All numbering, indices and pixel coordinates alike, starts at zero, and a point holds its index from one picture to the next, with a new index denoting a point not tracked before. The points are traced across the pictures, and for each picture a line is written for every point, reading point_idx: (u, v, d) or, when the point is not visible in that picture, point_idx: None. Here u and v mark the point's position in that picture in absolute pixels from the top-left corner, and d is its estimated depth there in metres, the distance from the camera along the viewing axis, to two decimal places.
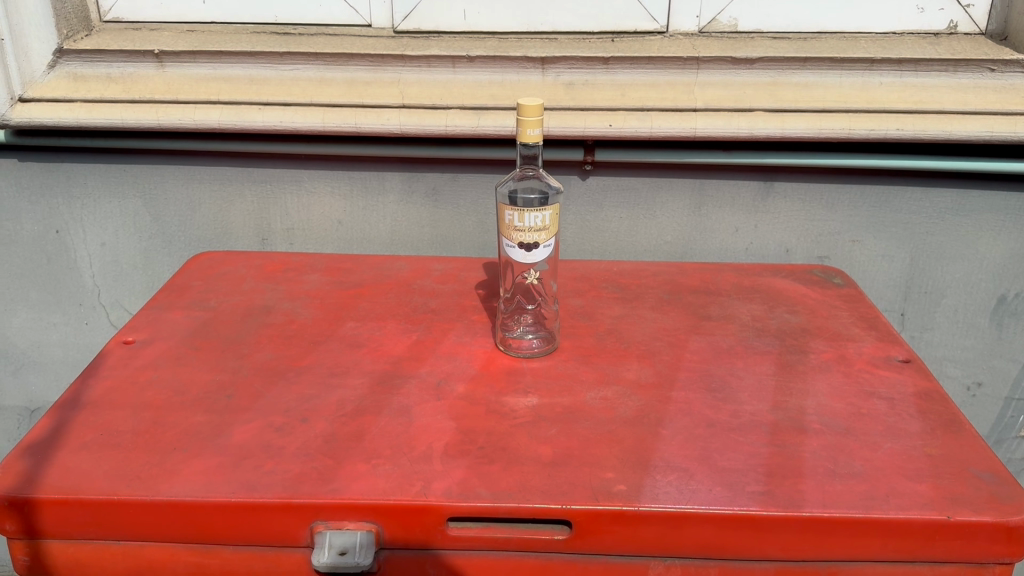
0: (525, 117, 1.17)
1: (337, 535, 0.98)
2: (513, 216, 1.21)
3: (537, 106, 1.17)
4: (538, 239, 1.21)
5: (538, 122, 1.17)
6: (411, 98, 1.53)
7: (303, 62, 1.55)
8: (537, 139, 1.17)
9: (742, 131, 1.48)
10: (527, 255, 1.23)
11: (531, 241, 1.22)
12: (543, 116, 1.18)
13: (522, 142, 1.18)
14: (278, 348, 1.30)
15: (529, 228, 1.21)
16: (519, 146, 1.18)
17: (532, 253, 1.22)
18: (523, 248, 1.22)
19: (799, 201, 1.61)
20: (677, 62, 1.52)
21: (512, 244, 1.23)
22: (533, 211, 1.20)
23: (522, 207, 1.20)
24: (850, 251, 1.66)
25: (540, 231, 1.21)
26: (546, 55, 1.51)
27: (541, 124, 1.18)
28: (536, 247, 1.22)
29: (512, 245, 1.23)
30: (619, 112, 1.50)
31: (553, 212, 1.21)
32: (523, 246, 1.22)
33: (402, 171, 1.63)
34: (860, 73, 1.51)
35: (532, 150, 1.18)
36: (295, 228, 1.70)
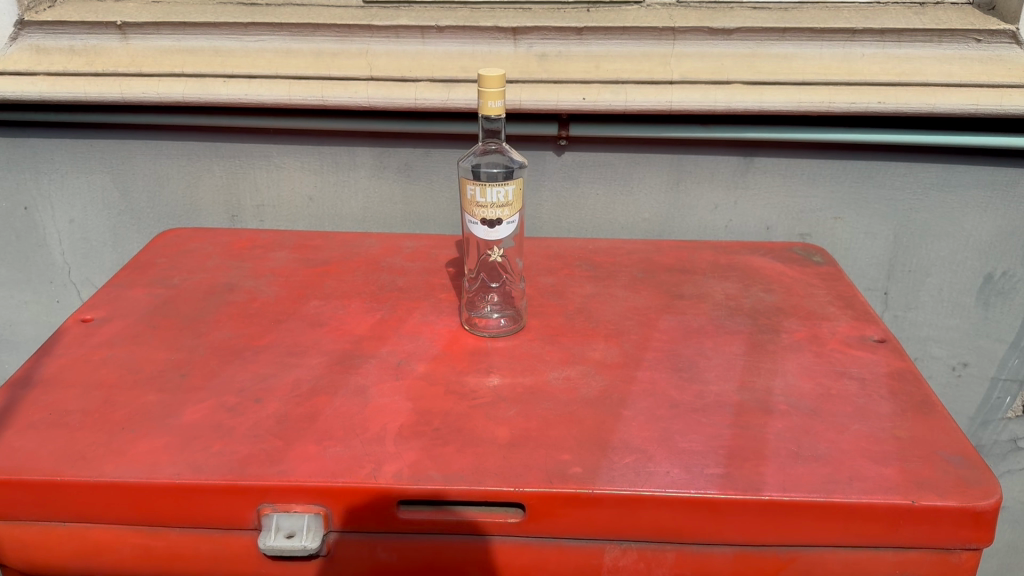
0: (486, 87, 1.13)
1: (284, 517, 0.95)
2: (474, 190, 1.17)
3: (498, 77, 1.13)
4: (501, 215, 1.18)
5: (500, 93, 1.14)
6: (380, 71, 1.49)
7: (269, 34, 1.51)
8: (500, 110, 1.14)
9: (720, 103, 1.43)
10: (490, 232, 1.19)
11: (494, 217, 1.18)
12: (505, 88, 1.14)
13: (484, 114, 1.14)
14: (237, 327, 1.27)
15: (491, 202, 1.17)
16: (481, 119, 1.14)
17: (495, 230, 1.19)
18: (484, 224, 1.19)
19: (780, 176, 1.57)
20: (653, 33, 1.47)
21: (473, 219, 1.19)
22: (495, 186, 1.16)
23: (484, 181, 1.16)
24: (832, 229, 1.62)
25: (502, 207, 1.18)
26: (518, 25, 1.47)
27: (503, 96, 1.14)
28: (498, 223, 1.19)
29: (475, 222, 1.19)
30: (593, 85, 1.46)
31: (516, 187, 1.18)
32: (486, 222, 1.19)
33: (373, 146, 1.60)
34: (842, 43, 1.46)
35: (494, 122, 1.15)
36: (265, 205, 1.67)
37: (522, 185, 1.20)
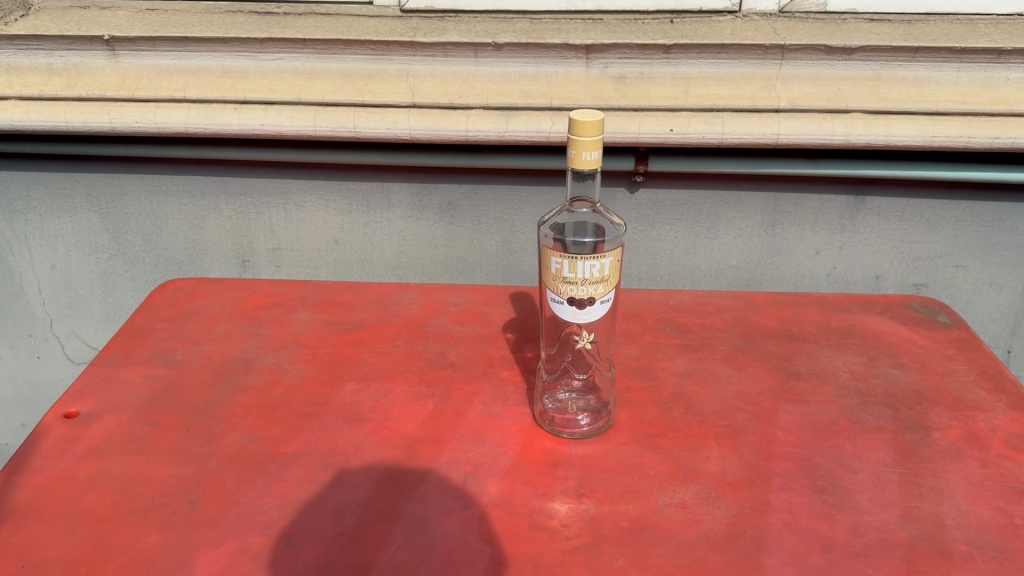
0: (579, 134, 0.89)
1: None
2: (561, 263, 0.92)
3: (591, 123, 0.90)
4: (594, 293, 0.93)
5: (597, 143, 0.90)
6: (423, 96, 1.24)
7: (289, 50, 1.24)
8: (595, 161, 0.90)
9: (837, 136, 1.19)
10: (579, 313, 0.95)
11: (584, 296, 0.94)
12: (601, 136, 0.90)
13: (575, 167, 0.91)
14: (258, 426, 1.02)
15: (581, 279, 0.92)
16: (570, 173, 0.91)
17: (585, 310, 0.95)
18: (569, 304, 0.94)
19: (894, 219, 1.33)
20: (757, 51, 1.20)
21: (557, 297, 0.95)
22: (587, 259, 0.91)
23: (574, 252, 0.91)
24: (952, 279, 1.37)
25: (596, 283, 0.93)
26: (592, 41, 1.20)
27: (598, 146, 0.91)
28: (589, 303, 0.94)
29: (561, 300, 0.95)
30: (683, 114, 1.21)
31: (614, 259, 0.93)
32: (573, 302, 0.94)
33: (411, 181, 1.34)
34: (983, 66, 1.19)
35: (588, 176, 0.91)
36: (282, 249, 1.41)
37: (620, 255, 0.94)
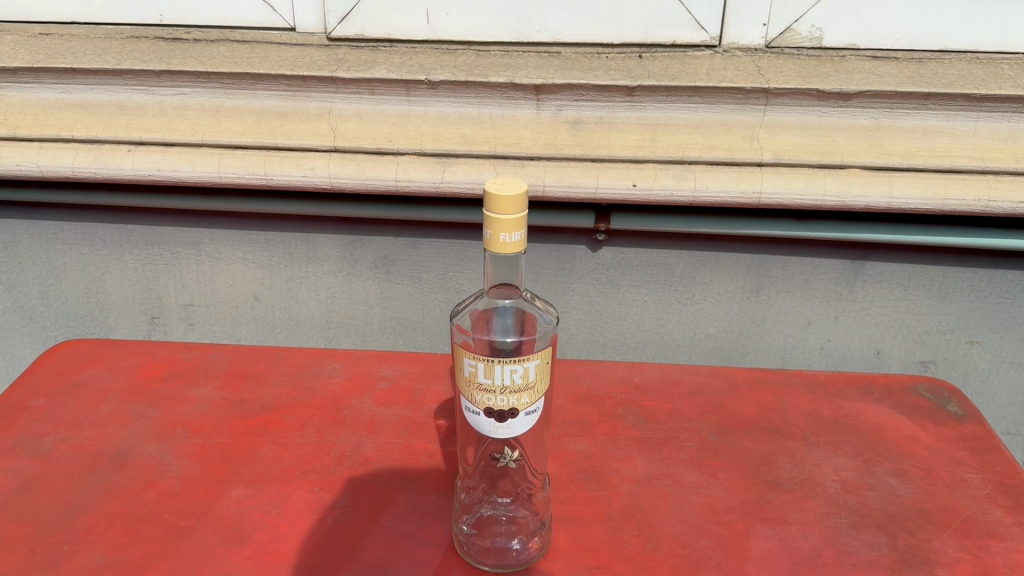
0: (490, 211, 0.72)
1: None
2: (476, 366, 0.73)
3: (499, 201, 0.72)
4: (516, 403, 0.75)
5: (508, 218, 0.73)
6: (347, 139, 1.07)
7: (191, 84, 1.06)
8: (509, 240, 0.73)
9: (830, 197, 1.02)
10: (499, 427, 0.76)
11: (504, 407, 0.75)
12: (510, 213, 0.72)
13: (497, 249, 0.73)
14: (116, 546, 0.83)
15: (501, 385, 0.74)
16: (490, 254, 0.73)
17: (506, 424, 0.76)
18: (487, 415, 0.75)
19: (899, 286, 1.14)
20: (737, 94, 1.01)
21: (472, 407, 0.76)
22: (506, 362, 0.73)
23: (492, 353, 0.72)
24: (965, 356, 1.18)
25: (518, 391, 0.74)
26: (543, 80, 1.02)
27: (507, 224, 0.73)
28: (511, 415, 0.75)
29: (477, 411, 0.76)
30: (648, 167, 1.04)
31: (542, 362, 0.74)
32: (490, 414, 0.75)
33: (339, 234, 1.16)
34: (1007, 115, 1.00)
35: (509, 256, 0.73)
36: (195, 305, 1.24)
37: (550, 356, 0.76)
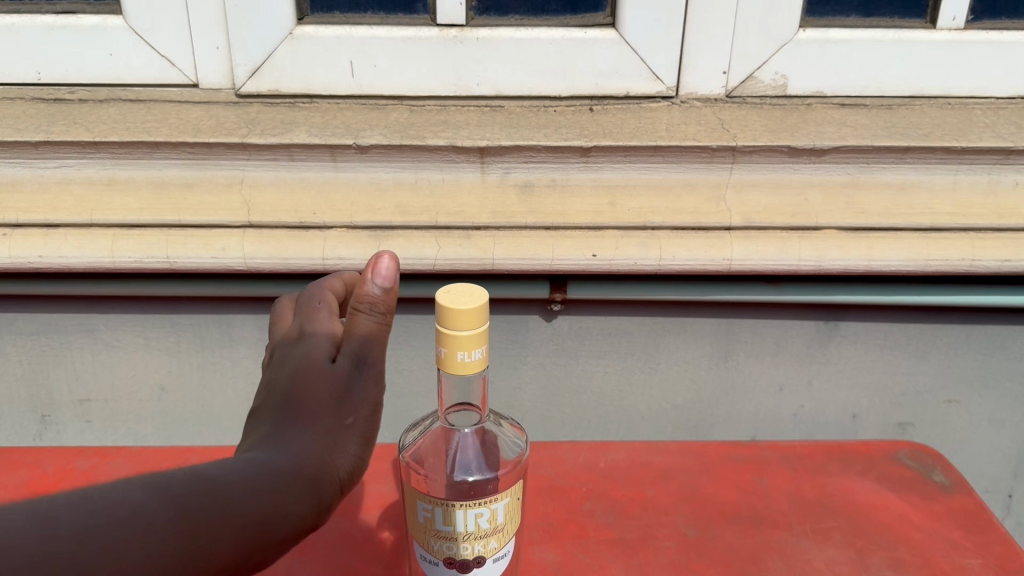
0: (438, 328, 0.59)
1: (324, 295, 0.70)
2: (433, 510, 0.61)
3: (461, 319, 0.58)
4: (481, 550, 0.63)
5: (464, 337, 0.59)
6: (262, 213, 0.93)
7: (75, 155, 0.91)
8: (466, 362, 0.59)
9: (806, 262, 0.92)
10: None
11: (468, 555, 0.63)
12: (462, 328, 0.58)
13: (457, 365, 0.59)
14: None
15: (463, 532, 0.61)
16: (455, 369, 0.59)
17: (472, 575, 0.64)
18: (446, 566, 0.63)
19: (874, 346, 1.06)
20: (702, 153, 0.92)
21: (428, 554, 0.64)
22: (469, 505, 0.60)
23: (451, 497, 0.60)
24: (943, 416, 1.11)
25: (484, 536, 0.62)
26: (487, 141, 0.91)
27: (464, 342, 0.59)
28: (476, 565, 0.63)
29: (434, 560, 0.63)
30: (608, 234, 0.93)
31: (512, 500, 0.62)
32: (451, 564, 0.63)
33: (259, 314, 1.02)
34: (988, 167, 0.94)
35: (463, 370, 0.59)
36: (93, 399, 1.08)
37: (520, 490, 0.64)
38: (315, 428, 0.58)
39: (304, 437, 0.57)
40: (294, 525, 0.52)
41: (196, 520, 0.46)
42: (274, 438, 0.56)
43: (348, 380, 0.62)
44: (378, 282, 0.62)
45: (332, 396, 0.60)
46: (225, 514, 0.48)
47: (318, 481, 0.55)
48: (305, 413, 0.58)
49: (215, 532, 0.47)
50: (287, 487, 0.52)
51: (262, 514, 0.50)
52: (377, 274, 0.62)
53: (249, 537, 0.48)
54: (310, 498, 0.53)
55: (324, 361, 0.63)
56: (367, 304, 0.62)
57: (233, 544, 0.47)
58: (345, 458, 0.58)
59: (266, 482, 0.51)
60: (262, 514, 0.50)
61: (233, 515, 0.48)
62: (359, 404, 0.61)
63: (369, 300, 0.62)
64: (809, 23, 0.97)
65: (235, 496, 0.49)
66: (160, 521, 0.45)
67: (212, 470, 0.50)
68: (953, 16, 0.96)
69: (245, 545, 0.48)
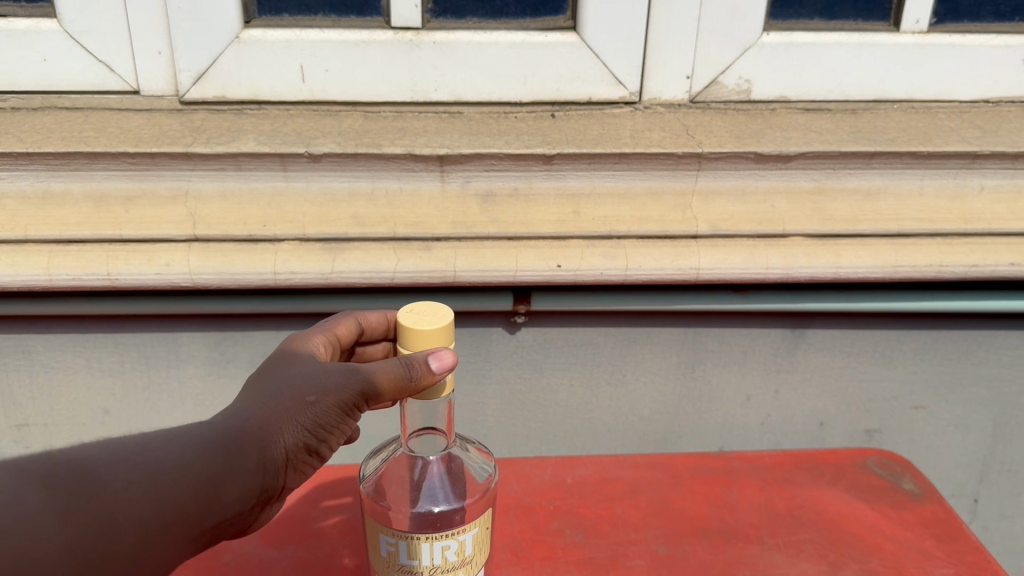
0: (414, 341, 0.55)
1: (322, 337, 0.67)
2: (396, 544, 0.58)
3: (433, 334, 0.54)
4: None
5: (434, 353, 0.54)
6: (209, 226, 0.88)
7: (7, 167, 0.86)
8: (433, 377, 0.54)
9: (773, 270, 0.90)
10: None
11: None
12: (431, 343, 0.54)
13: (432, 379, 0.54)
14: None
15: (430, 566, 0.58)
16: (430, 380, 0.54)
17: None
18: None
19: (841, 354, 1.05)
20: (667, 160, 0.90)
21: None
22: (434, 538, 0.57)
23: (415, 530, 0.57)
24: (910, 422, 1.10)
25: (450, 569, 0.59)
26: (446, 150, 0.88)
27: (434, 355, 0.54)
28: None
29: None
30: (572, 244, 0.90)
31: (480, 531, 0.59)
32: None
33: (207, 332, 0.97)
34: (953, 172, 0.93)
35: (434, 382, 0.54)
36: (30, 424, 1.02)
37: (488, 519, 0.60)
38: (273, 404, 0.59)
39: (261, 408, 0.59)
40: (236, 483, 0.55)
41: (122, 486, 0.50)
42: (233, 409, 0.59)
43: (309, 370, 0.61)
44: (432, 360, 0.56)
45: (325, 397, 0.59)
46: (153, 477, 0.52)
47: (267, 443, 0.57)
48: (266, 389, 0.60)
49: (140, 496, 0.51)
50: (228, 448, 0.56)
51: (196, 475, 0.53)
52: (435, 354, 0.56)
53: (190, 494, 0.53)
54: (254, 458, 0.56)
55: (298, 357, 0.63)
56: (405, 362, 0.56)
57: (162, 502, 0.51)
58: (298, 430, 0.58)
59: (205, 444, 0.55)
60: (199, 472, 0.54)
61: (162, 479, 0.52)
62: (321, 386, 0.60)
63: (409, 360, 0.56)
64: (772, 27, 0.95)
65: (171, 458, 0.53)
66: (66, 490, 0.49)
67: (157, 434, 0.55)
68: (917, 19, 0.95)
69: (178, 503, 0.52)
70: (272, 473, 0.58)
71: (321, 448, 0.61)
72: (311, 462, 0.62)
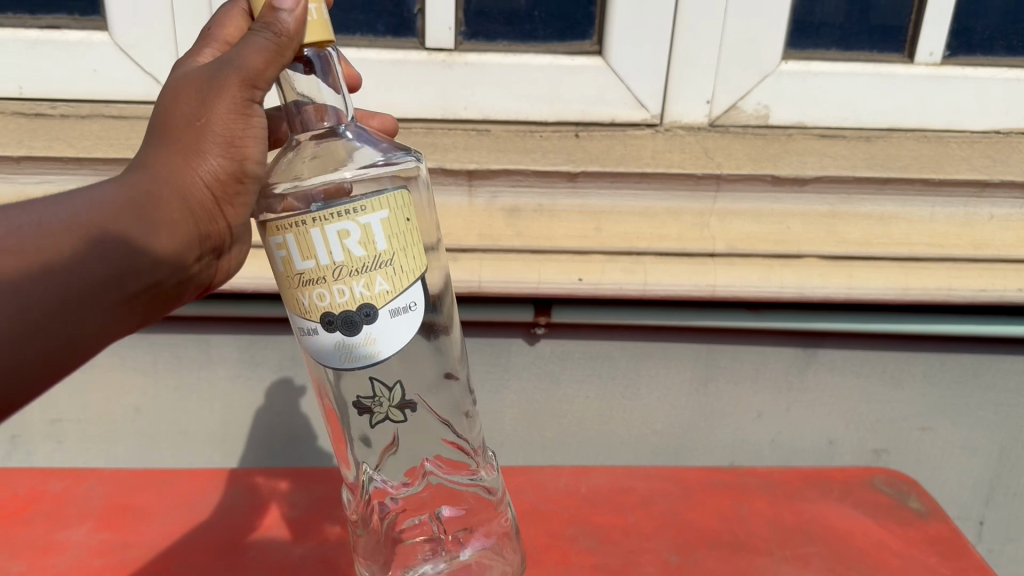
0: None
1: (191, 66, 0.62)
2: (285, 242, 0.56)
3: None
4: (354, 289, 0.56)
5: None
6: None
7: (58, 172, 0.90)
8: None
9: (786, 289, 0.93)
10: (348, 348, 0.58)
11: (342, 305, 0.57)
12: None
13: None
14: None
15: (332, 264, 0.56)
16: None
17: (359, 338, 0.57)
18: (326, 329, 0.57)
19: (851, 373, 1.08)
20: (687, 181, 0.94)
21: (304, 321, 0.58)
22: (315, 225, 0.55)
23: (302, 216, 0.55)
24: (917, 443, 1.13)
25: (353, 275, 0.56)
26: (476, 164, 0.92)
27: None
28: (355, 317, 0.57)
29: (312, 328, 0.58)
30: (593, 259, 0.93)
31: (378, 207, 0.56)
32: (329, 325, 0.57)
33: (238, 335, 1.01)
34: (963, 200, 0.96)
35: None
36: (65, 419, 1.06)
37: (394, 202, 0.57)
38: (153, 164, 0.56)
39: (156, 147, 0.56)
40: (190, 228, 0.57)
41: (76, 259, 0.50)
42: (128, 174, 0.56)
43: (196, 86, 0.56)
44: (282, 10, 0.55)
45: (219, 136, 0.56)
46: (38, 256, 0.49)
47: (180, 187, 0.55)
48: (158, 130, 0.56)
49: (104, 266, 0.51)
50: (163, 198, 0.55)
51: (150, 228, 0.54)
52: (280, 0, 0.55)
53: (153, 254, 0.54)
54: (177, 194, 0.55)
55: (166, 98, 0.57)
56: (262, 22, 0.55)
57: (126, 254, 0.52)
58: (210, 160, 0.56)
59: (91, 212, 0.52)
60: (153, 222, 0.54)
61: (56, 253, 0.49)
62: (210, 103, 0.56)
63: (266, 21, 0.55)
64: (791, 56, 0.99)
65: (113, 206, 0.53)
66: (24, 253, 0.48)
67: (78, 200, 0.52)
68: (931, 51, 0.99)
69: (111, 269, 0.52)
70: (203, 216, 0.57)
71: (244, 181, 0.59)
72: (228, 201, 0.59)
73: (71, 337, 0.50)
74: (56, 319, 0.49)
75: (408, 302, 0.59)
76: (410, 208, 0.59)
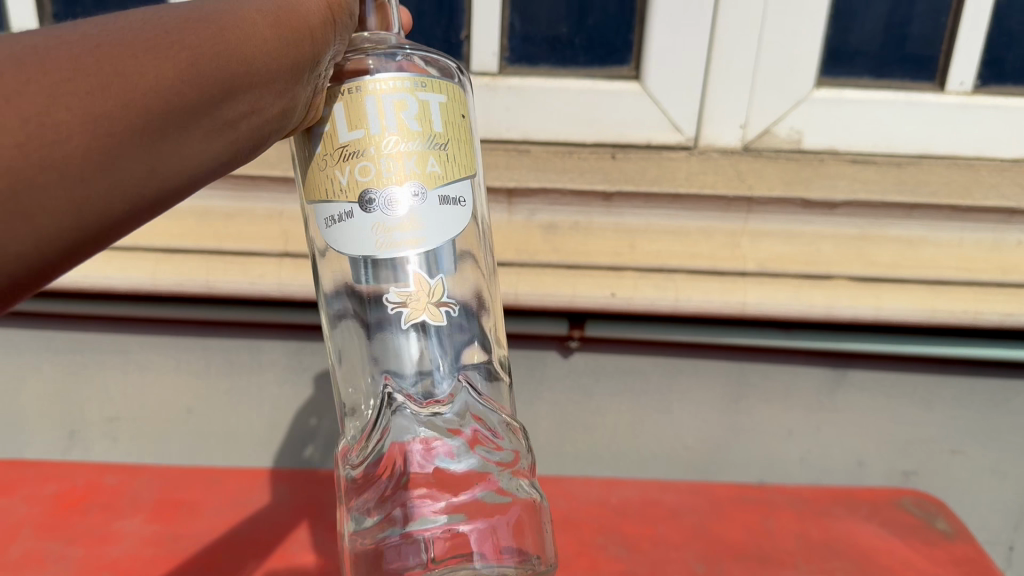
0: None
1: None
2: (336, 111, 0.58)
3: None
4: (398, 163, 0.58)
5: None
6: (298, 243, 0.97)
7: None
8: None
9: (816, 308, 0.95)
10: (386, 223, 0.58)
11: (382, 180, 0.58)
12: None
13: None
14: None
15: (381, 137, 0.57)
16: None
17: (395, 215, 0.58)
18: (364, 210, 0.58)
19: (880, 395, 1.10)
20: (718, 202, 0.98)
21: (338, 205, 0.59)
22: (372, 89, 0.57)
23: (357, 85, 0.58)
24: (947, 466, 1.13)
25: (399, 147, 0.58)
26: (515, 183, 0.98)
27: None
28: (395, 196, 0.58)
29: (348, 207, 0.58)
30: (625, 275, 0.97)
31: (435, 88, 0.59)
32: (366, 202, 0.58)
33: (286, 341, 1.06)
34: (992, 226, 0.98)
35: None
36: (121, 417, 1.11)
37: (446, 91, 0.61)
38: None
39: None
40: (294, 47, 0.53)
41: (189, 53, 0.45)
42: None
43: None
44: None
45: None
46: (137, 70, 0.41)
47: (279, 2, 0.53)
48: None
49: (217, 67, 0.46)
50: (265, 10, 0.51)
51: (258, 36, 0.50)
52: None
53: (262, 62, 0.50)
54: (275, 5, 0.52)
55: None
56: None
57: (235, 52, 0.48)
58: None
59: (177, 27, 0.45)
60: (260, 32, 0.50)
61: (152, 67, 0.42)
62: None
63: None
64: (823, 83, 1.02)
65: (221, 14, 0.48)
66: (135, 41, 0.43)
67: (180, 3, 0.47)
68: (961, 81, 1.01)
69: (198, 95, 0.45)
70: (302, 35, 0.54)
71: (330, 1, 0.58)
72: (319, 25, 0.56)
73: (182, 141, 0.45)
74: (145, 137, 0.41)
75: (456, 197, 0.61)
76: (462, 106, 0.62)
